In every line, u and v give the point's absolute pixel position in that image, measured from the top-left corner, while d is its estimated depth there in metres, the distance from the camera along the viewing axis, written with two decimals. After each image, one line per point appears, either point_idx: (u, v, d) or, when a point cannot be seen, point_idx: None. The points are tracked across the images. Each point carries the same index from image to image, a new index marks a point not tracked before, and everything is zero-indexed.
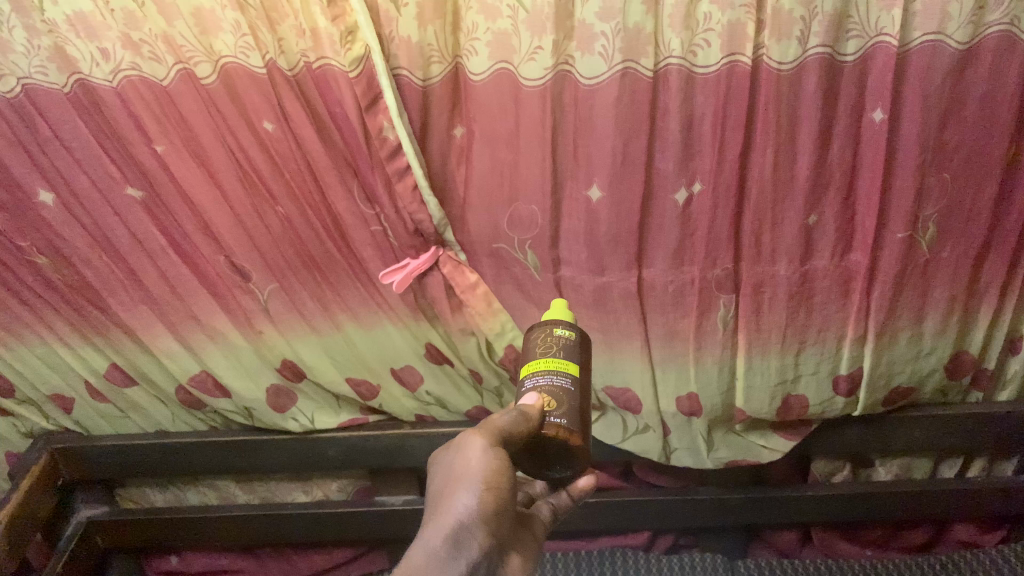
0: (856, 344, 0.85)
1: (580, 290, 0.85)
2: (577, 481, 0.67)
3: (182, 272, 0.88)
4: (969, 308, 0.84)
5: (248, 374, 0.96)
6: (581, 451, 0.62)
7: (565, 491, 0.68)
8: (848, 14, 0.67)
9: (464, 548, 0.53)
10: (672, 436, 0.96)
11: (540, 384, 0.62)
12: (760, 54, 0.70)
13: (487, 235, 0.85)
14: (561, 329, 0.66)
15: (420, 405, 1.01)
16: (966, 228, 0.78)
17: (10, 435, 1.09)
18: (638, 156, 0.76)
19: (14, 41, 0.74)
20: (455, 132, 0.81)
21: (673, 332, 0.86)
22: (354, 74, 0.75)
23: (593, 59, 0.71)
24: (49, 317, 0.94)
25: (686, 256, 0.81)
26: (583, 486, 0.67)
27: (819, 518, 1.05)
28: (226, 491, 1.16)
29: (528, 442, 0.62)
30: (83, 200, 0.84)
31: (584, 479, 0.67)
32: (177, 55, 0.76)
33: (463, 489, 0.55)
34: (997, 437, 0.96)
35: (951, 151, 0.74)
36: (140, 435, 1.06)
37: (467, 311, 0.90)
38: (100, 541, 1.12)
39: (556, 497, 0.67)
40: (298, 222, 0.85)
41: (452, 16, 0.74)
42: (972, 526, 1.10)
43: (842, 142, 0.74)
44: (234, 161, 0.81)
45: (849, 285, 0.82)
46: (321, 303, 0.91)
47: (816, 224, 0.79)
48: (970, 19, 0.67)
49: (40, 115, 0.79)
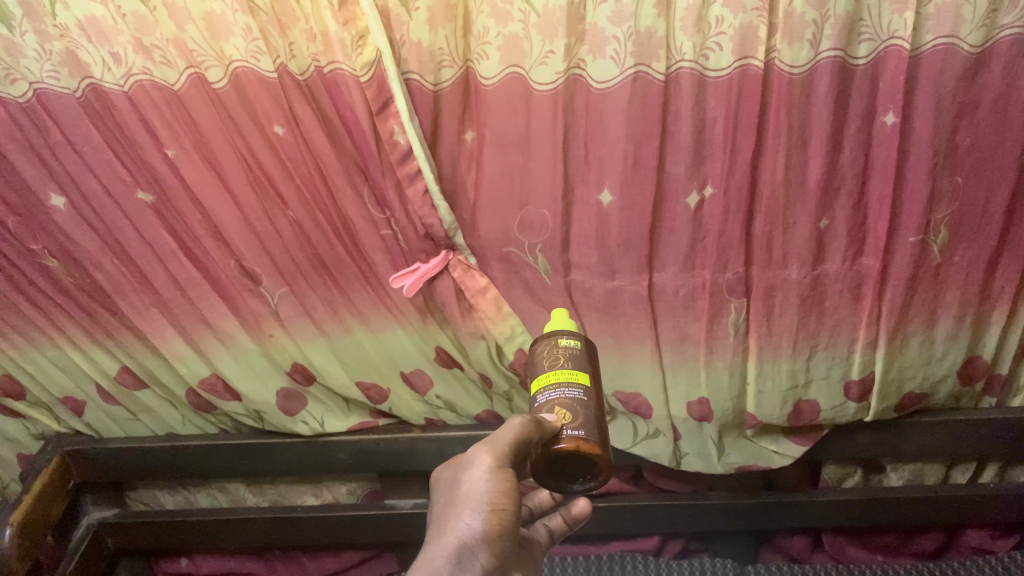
0: (868, 348, 0.84)
1: (591, 295, 0.85)
2: (571, 506, 0.73)
3: (193, 276, 0.88)
4: (981, 314, 0.84)
5: (257, 377, 0.97)
6: (601, 461, 0.61)
7: (561, 516, 0.73)
8: (859, 17, 0.67)
9: (467, 569, 0.54)
10: (682, 441, 0.95)
11: (553, 398, 0.61)
12: (772, 57, 0.69)
13: (497, 240, 0.85)
14: (565, 340, 0.65)
15: (429, 408, 1.01)
16: (979, 231, 0.77)
17: (21, 436, 1.09)
18: (649, 160, 0.75)
19: (27, 46, 0.75)
20: (465, 136, 0.81)
21: (684, 336, 0.86)
22: (365, 79, 0.75)
23: (605, 63, 0.71)
24: (60, 320, 0.95)
25: (697, 260, 0.81)
26: (577, 512, 0.72)
27: (831, 524, 1.04)
28: (236, 494, 1.17)
29: (544, 460, 0.61)
30: (94, 205, 0.84)
31: (579, 505, 0.73)
32: (188, 59, 0.76)
33: (469, 509, 0.56)
34: (1010, 443, 0.95)
35: (965, 154, 0.73)
36: (151, 438, 1.07)
37: (477, 315, 0.90)
38: (110, 543, 1.12)
39: (552, 520, 0.72)
40: (310, 226, 0.85)
41: (463, 20, 0.74)
42: (984, 531, 1.08)
43: (855, 145, 0.73)
44: (245, 165, 0.81)
45: (860, 289, 0.81)
46: (330, 307, 0.91)
47: (827, 227, 0.78)
48: (983, 22, 0.66)
49: (52, 119, 0.79)
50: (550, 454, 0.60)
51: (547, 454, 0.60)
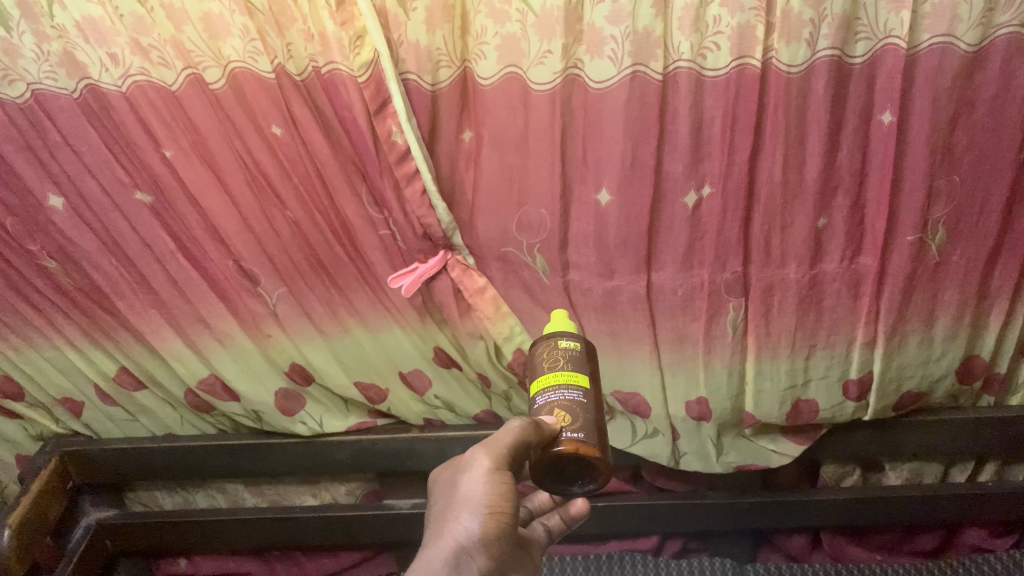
0: (866, 347, 0.84)
1: (589, 294, 0.85)
2: (568, 506, 0.71)
3: (192, 276, 0.88)
4: (980, 313, 0.84)
5: (256, 377, 0.97)
6: (600, 463, 0.61)
7: (559, 515, 0.73)
8: (857, 16, 0.67)
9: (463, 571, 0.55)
10: (681, 440, 0.95)
11: (552, 400, 0.61)
12: (770, 57, 0.69)
13: (495, 239, 0.85)
14: (566, 342, 0.65)
15: (428, 408, 1.01)
16: (977, 230, 0.77)
17: (20, 437, 1.09)
18: (647, 160, 0.75)
19: (24, 47, 0.75)
20: (463, 135, 0.81)
21: (682, 336, 0.86)
22: (362, 79, 0.75)
23: (603, 63, 0.71)
24: (58, 321, 0.95)
25: (696, 260, 0.81)
26: (574, 512, 0.71)
27: (830, 523, 1.05)
28: (235, 494, 1.17)
29: (543, 462, 0.61)
30: (92, 205, 0.84)
31: (576, 505, 0.71)
32: (185, 60, 0.76)
33: (466, 512, 0.56)
34: (1009, 442, 0.95)
35: (963, 153, 0.73)
36: (150, 439, 1.07)
37: (476, 315, 0.90)
38: (109, 544, 1.12)
39: (550, 519, 0.73)
40: (308, 226, 0.85)
41: (460, 20, 0.74)
42: (983, 530, 1.08)
43: (852, 144, 0.73)
44: (243, 165, 0.81)
45: (858, 288, 0.81)
46: (329, 307, 0.91)
47: (825, 227, 0.78)
48: (980, 21, 0.66)
49: (50, 120, 0.79)
50: (549, 456, 0.60)
51: (547, 456, 0.60)
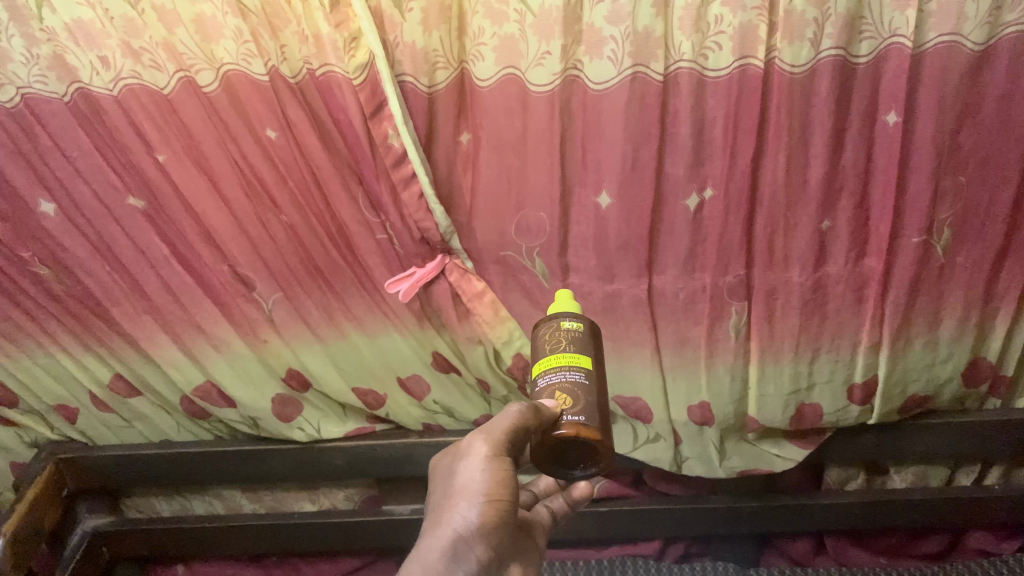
0: (871, 351, 0.83)
1: (589, 298, 0.84)
2: (574, 488, 0.72)
3: (186, 282, 0.87)
4: (986, 315, 0.82)
5: (253, 383, 0.95)
6: (602, 446, 0.59)
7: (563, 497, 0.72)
8: (861, 15, 0.66)
9: (462, 560, 0.54)
10: (683, 445, 0.94)
11: (553, 382, 0.60)
12: (773, 57, 0.68)
13: (494, 243, 0.83)
14: (568, 322, 0.63)
15: (427, 413, 0.99)
16: (983, 231, 0.76)
17: (15, 445, 1.08)
18: (648, 162, 0.74)
19: (14, 50, 0.73)
20: (461, 138, 0.79)
21: (684, 339, 0.85)
22: (357, 81, 0.74)
23: (603, 64, 0.70)
24: (51, 327, 0.93)
25: (698, 263, 0.80)
26: (579, 492, 0.72)
27: (832, 527, 1.03)
28: (232, 501, 1.16)
29: (544, 445, 0.60)
30: (84, 211, 0.83)
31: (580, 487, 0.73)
32: (178, 63, 0.74)
33: (465, 501, 0.56)
34: (1015, 445, 0.94)
35: (968, 154, 0.72)
36: (144, 445, 1.05)
37: (474, 319, 0.88)
38: (105, 551, 1.11)
39: (554, 502, 0.71)
40: (303, 230, 0.84)
41: (457, 21, 0.72)
42: (989, 533, 1.07)
43: (857, 145, 0.72)
44: (237, 169, 0.80)
45: (864, 290, 0.80)
46: (326, 312, 0.89)
47: (829, 229, 0.77)
48: (987, 19, 0.65)
49: (41, 124, 0.78)
50: (551, 439, 0.59)
51: (548, 439, 0.59)
